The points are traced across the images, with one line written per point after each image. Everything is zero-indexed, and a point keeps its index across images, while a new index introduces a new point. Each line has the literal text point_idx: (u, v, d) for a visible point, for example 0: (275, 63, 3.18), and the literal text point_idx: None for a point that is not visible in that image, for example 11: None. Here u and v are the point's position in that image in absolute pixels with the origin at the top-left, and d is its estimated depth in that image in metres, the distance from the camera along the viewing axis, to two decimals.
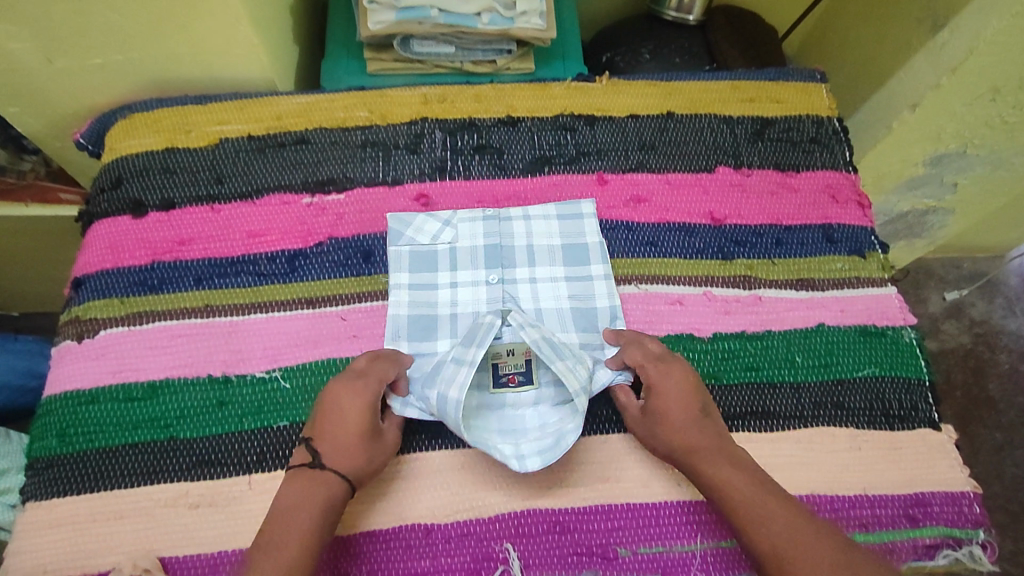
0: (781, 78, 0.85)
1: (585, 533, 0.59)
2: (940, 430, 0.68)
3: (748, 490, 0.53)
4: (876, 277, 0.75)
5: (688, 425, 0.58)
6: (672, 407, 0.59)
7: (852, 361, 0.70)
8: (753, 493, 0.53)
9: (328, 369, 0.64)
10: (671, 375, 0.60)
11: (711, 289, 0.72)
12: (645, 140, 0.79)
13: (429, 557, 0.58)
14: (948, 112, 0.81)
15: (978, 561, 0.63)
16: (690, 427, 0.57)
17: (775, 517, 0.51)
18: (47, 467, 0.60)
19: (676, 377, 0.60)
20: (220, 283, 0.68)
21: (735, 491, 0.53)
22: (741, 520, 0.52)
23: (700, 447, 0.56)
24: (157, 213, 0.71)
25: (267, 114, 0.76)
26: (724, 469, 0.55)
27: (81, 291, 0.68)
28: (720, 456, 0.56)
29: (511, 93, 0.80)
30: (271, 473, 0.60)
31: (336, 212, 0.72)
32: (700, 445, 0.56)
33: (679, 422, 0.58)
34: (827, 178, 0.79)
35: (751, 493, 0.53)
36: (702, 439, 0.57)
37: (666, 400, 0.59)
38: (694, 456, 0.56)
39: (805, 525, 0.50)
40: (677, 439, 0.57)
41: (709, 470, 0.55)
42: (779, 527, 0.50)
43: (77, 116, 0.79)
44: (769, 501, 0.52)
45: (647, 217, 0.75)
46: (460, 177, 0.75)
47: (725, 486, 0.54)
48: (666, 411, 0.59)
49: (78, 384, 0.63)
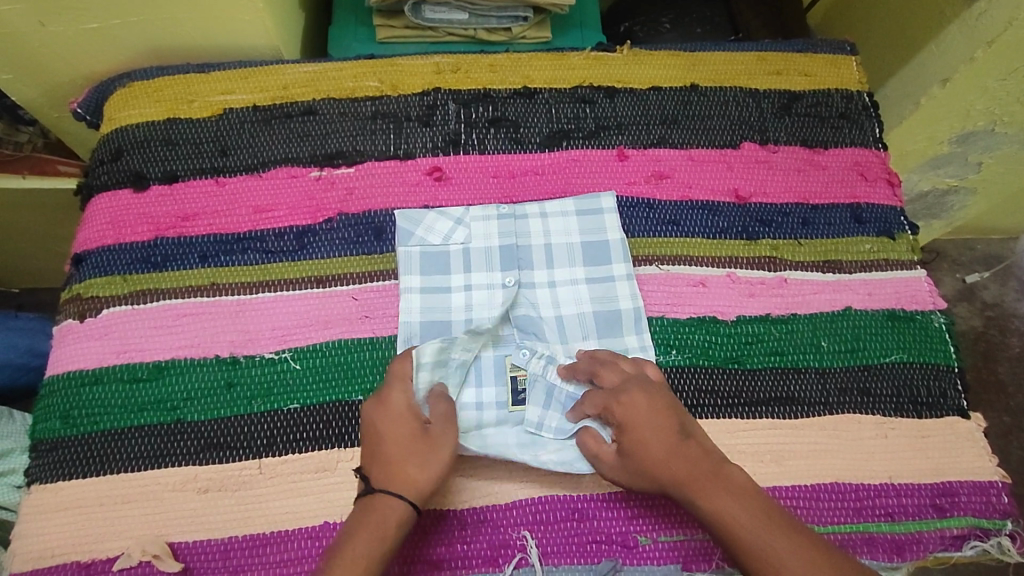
0: (809, 49, 0.81)
1: (605, 521, 0.58)
2: (969, 418, 0.66)
3: (757, 528, 0.49)
4: (905, 259, 0.72)
5: (676, 459, 0.52)
6: (652, 437, 0.53)
7: (880, 346, 0.67)
8: (766, 532, 0.48)
9: (340, 351, 0.62)
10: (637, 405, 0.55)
11: (735, 271, 0.69)
12: (667, 114, 0.75)
13: (445, 544, 0.56)
14: (982, 86, 0.78)
15: (1006, 552, 0.61)
16: (673, 457, 0.52)
17: (793, 561, 0.47)
18: (51, 449, 0.58)
19: (643, 406, 0.55)
20: (226, 261, 0.65)
21: (733, 523, 0.49)
22: (755, 565, 0.48)
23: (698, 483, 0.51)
24: (160, 187, 0.68)
25: (272, 83, 0.73)
26: (725, 504, 0.50)
27: (82, 268, 0.65)
28: (716, 486, 0.51)
29: (528, 63, 0.77)
30: (281, 457, 0.58)
31: (346, 186, 0.69)
32: (696, 479, 0.51)
33: (661, 454, 0.52)
34: (856, 156, 0.76)
35: (761, 531, 0.48)
36: (689, 468, 0.52)
37: (642, 431, 0.54)
38: (690, 491, 0.51)
39: (809, 553, 0.47)
40: (665, 471, 0.52)
41: (709, 508, 0.50)
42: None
43: (74, 84, 0.75)
44: (768, 530, 0.48)
45: (669, 194, 0.72)
46: (474, 152, 0.72)
47: (732, 526, 0.49)
48: (645, 443, 0.53)
49: (81, 364, 0.61)
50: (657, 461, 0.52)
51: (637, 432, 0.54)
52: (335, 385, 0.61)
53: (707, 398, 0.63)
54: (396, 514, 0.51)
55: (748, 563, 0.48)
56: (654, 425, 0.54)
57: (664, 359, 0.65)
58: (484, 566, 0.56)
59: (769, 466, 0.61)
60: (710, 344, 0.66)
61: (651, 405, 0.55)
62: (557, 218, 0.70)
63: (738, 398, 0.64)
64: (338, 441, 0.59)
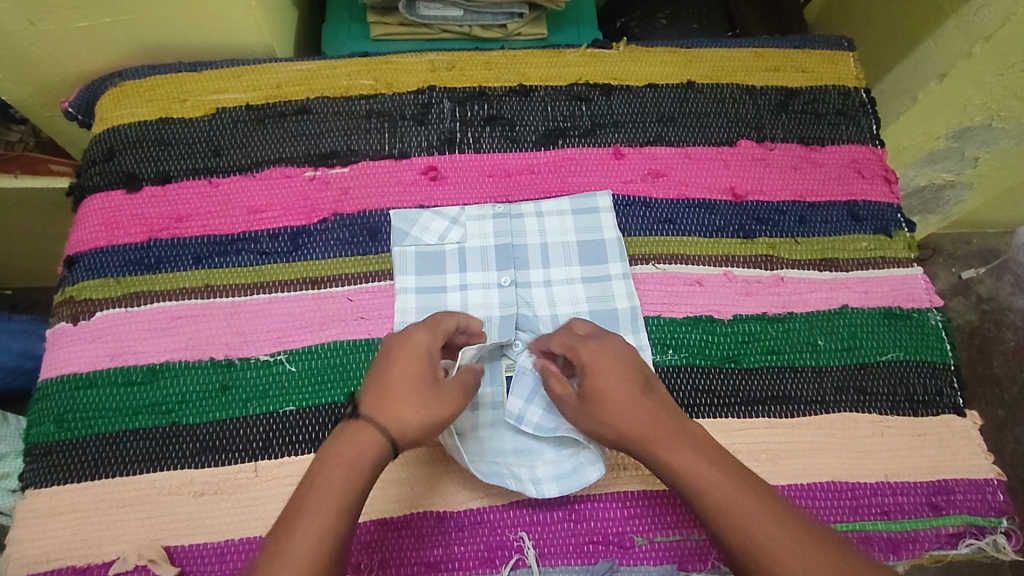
0: (806, 45, 0.81)
1: (602, 522, 0.58)
2: (964, 416, 0.66)
3: (721, 485, 0.49)
4: (902, 257, 0.72)
5: (639, 413, 0.53)
6: (614, 390, 0.54)
7: (876, 344, 0.67)
8: (727, 485, 0.49)
9: (335, 352, 0.62)
10: (604, 353, 0.56)
11: (731, 270, 0.69)
12: (664, 112, 0.75)
13: (442, 546, 0.56)
14: (979, 82, 0.77)
15: (1001, 549, 0.62)
16: (636, 410, 0.53)
17: (754, 513, 0.47)
18: (46, 453, 0.58)
19: (609, 355, 0.56)
20: (220, 262, 0.65)
21: (696, 475, 0.50)
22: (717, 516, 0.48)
23: (660, 434, 0.52)
24: (152, 187, 0.67)
25: (266, 82, 0.72)
26: (690, 457, 0.50)
27: (75, 270, 0.65)
28: (678, 439, 0.51)
29: (523, 60, 0.76)
30: (277, 460, 0.58)
31: (341, 186, 0.69)
32: (659, 433, 0.52)
33: (623, 402, 0.53)
34: (853, 153, 0.76)
35: (724, 483, 0.49)
36: (650, 417, 0.53)
37: (605, 384, 0.54)
38: (652, 445, 0.52)
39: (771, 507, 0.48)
40: (626, 420, 0.53)
41: (672, 462, 0.51)
42: (762, 524, 0.47)
43: (65, 83, 0.75)
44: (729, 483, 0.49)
45: (666, 193, 0.72)
46: (470, 150, 0.71)
47: (694, 478, 0.50)
48: (609, 388, 0.54)
49: (75, 367, 0.60)
50: (619, 415, 0.53)
51: (599, 384, 0.54)
52: (330, 387, 0.61)
53: (704, 398, 0.63)
54: (366, 456, 0.48)
55: (710, 516, 0.48)
56: (617, 379, 0.54)
57: (661, 358, 0.65)
58: (480, 568, 0.56)
59: (765, 465, 0.61)
60: (706, 343, 0.66)
61: (615, 359, 0.56)
62: (553, 217, 0.69)
63: (735, 397, 0.64)
64: None
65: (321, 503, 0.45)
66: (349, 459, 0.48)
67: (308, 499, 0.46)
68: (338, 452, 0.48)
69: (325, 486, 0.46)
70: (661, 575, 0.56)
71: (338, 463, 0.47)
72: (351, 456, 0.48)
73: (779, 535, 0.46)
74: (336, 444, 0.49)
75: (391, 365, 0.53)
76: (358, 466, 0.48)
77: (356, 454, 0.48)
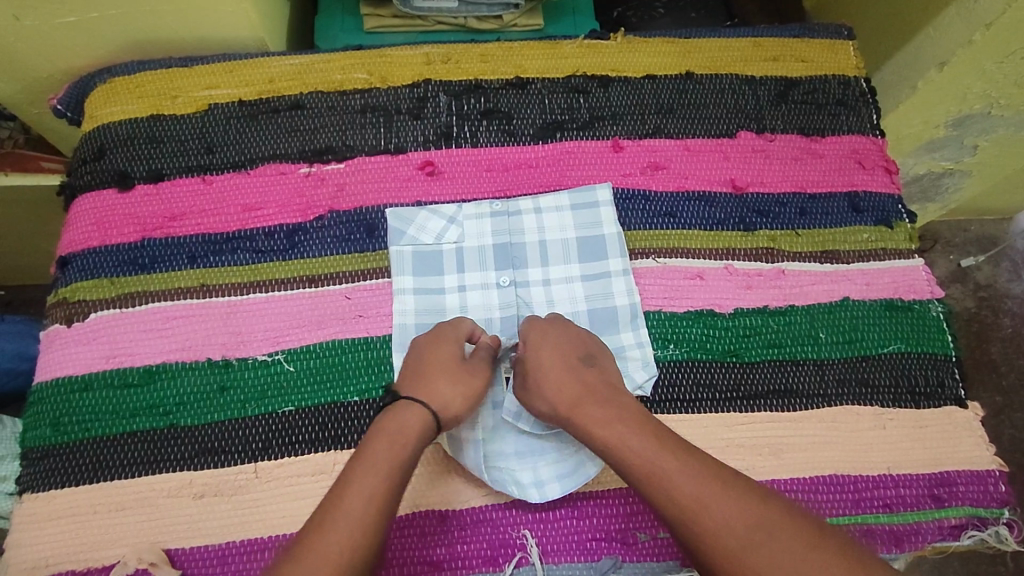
0: (805, 34, 0.80)
1: (604, 519, 0.58)
2: (966, 407, 0.66)
3: (651, 455, 0.48)
4: (903, 248, 0.71)
5: (569, 391, 0.55)
6: (548, 371, 0.56)
7: (878, 336, 0.67)
8: (658, 453, 0.48)
9: (334, 351, 0.61)
10: (546, 335, 0.59)
11: (732, 263, 0.69)
12: (662, 103, 0.74)
13: (445, 545, 0.56)
14: (978, 70, 0.77)
15: (1004, 541, 0.62)
16: (567, 384, 0.55)
17: (681, 477, 0.46)
18: (42, 458, 0.57)
19: (551, 337, 0.59)
20: (215, 261, 0.64)
21: (629, 451, 0.49)
22: (647, 484, 0.47)
23: (585, 408, 0.53)
24: (145, 186, 0.66)
25: (258, 77, 0.71)
26: (622, 429, 0.51)
27: (68, 271, 0.64)
28: (613, 417, 0.52)
29: (520, 52, 0.75)
30: (277, 461, 0.57)
31: (337, 182, 0.68)
32: (586, 408, 0.53)
33: (556, 378, 0.56)
34: (854, 143, 0.75)
35: (656, 455, 0.48)
36: (584, 393, 0.54)
37: (540, 367, 0.57)
38: (579, 420, 0.53)
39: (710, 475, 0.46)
40: (557, 396, 0.55)
41: (602, 434, 0.51)
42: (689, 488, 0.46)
43: (53, 80, 0.73)
44: (662, 453, 0.48)
45: (665, 185, 0.71)
46: (467, 145, 0.70)
47: (624, 447, 0.50)
48: (544, 366, 0.56)
49: (70, 370, 0.60)
50: (552, 394, 0.55)
51: (536, 369, 0.57)
52: (330, 386, 0.60)
53: (706, 392, 0.63)
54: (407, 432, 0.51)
55: (640, 482, 0.48)
56: (553, 360, 0.57)
57: (662, 353, 0.64)
58: (484, 566, 0.56)
59: (767, 459, 0.61)
60: (708, 338, 0.65)
61: (553, 344, 0.58)
62: (552, 213, 0.68)
63: (737, 391, 0.64)
64: (335, 443, 0.58)
65: (327, 559, 0.42)
66: (361, 513, 0.45)
67: (315, 554, 0.43)
68: (341, 505, 0.45)
69: (334, 540, 0.43)
70: (665, 570, 0.56)
71: (344, 518, 0.45)
72: (359, 509, 0.45)
73: (709, 499, 0.45)
74: (340, 496, 0.46)
75: (423, 351, 0.57)
76: (363, 520, 0.45)
77: (395, 434, 0.51)
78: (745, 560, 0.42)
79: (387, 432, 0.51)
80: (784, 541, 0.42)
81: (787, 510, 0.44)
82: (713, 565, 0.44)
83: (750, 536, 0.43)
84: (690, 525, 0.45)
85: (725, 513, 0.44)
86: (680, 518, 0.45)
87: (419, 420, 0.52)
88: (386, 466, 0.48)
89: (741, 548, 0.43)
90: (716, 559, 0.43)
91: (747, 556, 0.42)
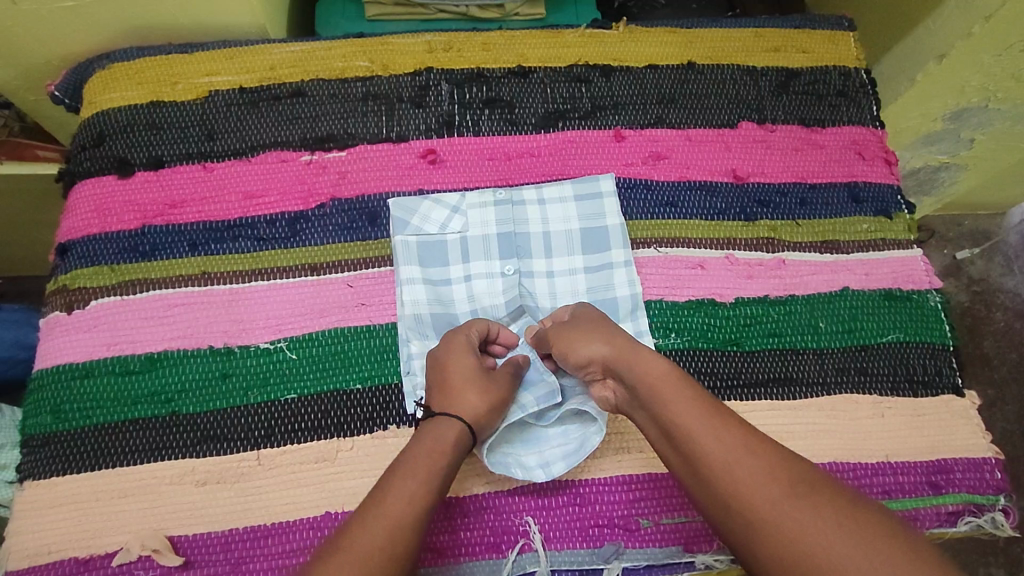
0: (806, 25, 0.80)
1: (606, 505, 0.58)
2: (963, 396, 0.66)
3: (698, 415, 0.48)
4: (902, 239, 0.72)
5: (617, 339, 0.56)
6: (591, 327, 0.57)
7: (877, 326, 0.68)
8: (702, 416, 0.48)
9: (336, 340, 0.61)
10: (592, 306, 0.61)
11: (733, 253, 0.69)
12: (664, 93, 0.74)
13: (449, 532, 0.56)
14: (976, 63, 0.77)
15: (999, 527, 0.62)
16: (620, 340, 0.55)
17: (725, 440, 0.46)
18: (43, 445, 0.57)
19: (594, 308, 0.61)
20: (216, 249, 0.64)
21: (676, 407, 0.49)
22: (685, 441, 0.48)
23: (637, 351, 0.54)
24: (145, 173, 0.66)
25: (259, 64, 0.70)
26: (664, 383, 0.51)
27: (67, 258, 0.63)
28: (667, 376, 0.51)
29: (522, 40, 0.74)
30: (280, 448, 0.57)
31: (338, 170, 0.67)
32: (636, 352, 0.54)
33: (608, 334, 0.56)
34: (854, 134, 0.75)
35: (701, 416, 0.48)
36: (637, 350, 0.54)
37: (586, 325, 0.58)
38: (626, 364, 0.53)
39: (760, 447, 0.46)
40: (611, 348, 0.55)
41: (643, 383, 0.52)
42: (733, 451, 0.46)
43: (51, 66, 0.72)
44: (710, 415, 0.48)
45: (667, 175, 0.71)
46: (469, 133, 0.70)
47: (666, 401, 0.50)
48: (596, 326, 0.58)
49: (71, 357, 0.59)
50: (600, 341, 0.56)
51: (581, 326, 0.58)
52: (333, 373, 0.60)
53: (706, 381, 0.63)
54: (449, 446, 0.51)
55: (678, 437, 0.48)
56: (600, 321, 0.58)
57: (664, 342, 0.65)
58: (486, 553, 0.56)
59: None
60: (709, 327, 0.66)
61: (594, 313, 0.60)
62: (556, 204, 0.68)
63: (738, 380, 0.64)
64: (338, 431, 0.58)
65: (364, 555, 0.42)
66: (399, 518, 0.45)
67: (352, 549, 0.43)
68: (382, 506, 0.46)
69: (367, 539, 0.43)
70: (666, 556, 0.57)
71: (383, 519, 0.45)
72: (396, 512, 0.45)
73: (747, 457, 0.45)
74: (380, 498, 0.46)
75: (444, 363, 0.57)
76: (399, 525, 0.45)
77: (428, 445, 0.51)
78: (775, 516, 0.42)
79: (424, 444, 0.51)
80: (819, 500, 0.42)
81: (824, 477, 0.45)
82: (745, 522, 0.44)
83: (783, 492, 0.43)
84: (724, 480, 0.45)
85: (763, 472, 0.44)
86: (714, 473, 0.46)
87: (446, 433, 0.52)
88: (420, 478, 0.48)
89: (776, 504, 0.43)
90: (747, 516, 0.43)
91: (778, 511, 0.42)
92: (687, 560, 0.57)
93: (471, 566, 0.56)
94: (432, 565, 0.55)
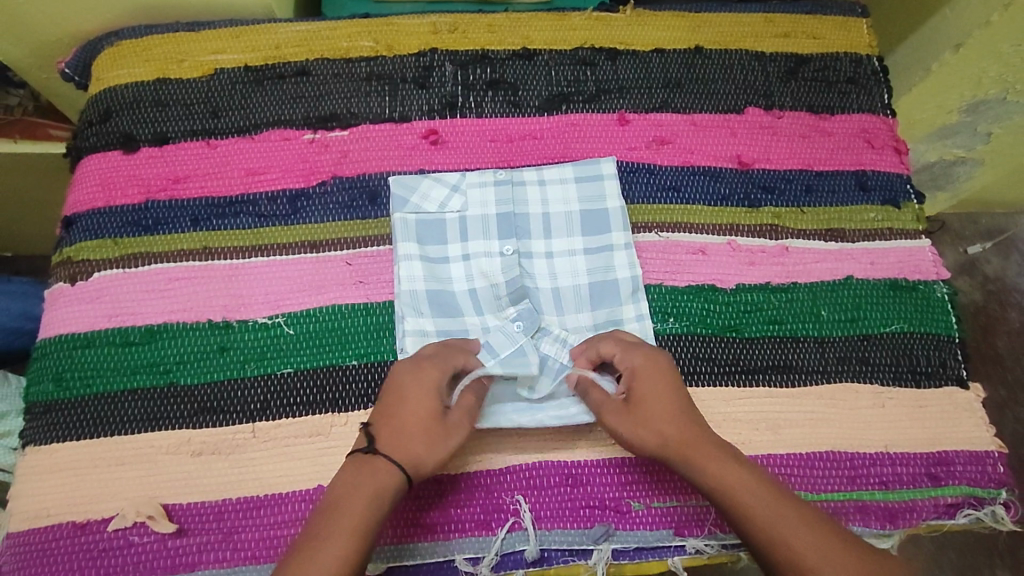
0: (818, 11, 0.79)
1: (598, 487, 0.58)
2: (967, 388, 0.65)
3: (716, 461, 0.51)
4: (910, 228, 0.71)
5: (678, 423, 0.53)
6: (655, 404, 0.54)
7: (881, 315, 0.67)
8: (720, 462, 0.51)
9: (333, 317, 0.61)
10: (645, 373, 0.56)
11: (735, 239, 0.68)
12: (671, 78, 0.73)
13: (440, 508, 0.57)
14: (994, 53, 0.75)
15: (1000, 521, 0.61)
16: (665, 414, 0.54)
17: (743, 483, 0.50)
18: (45, 412, 0.58)
19: (647, 374, 0.56)
20: (218, 224, 0.64)
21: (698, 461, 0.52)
22: (707, 487, 0.51)
23: (700, 443, 0.52)
24: (150, 148, 0.67)
25: (264, 43, 0.71)
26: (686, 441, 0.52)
27: (72, 231, 0.64)
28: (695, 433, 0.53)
29: (528, 23, 0.74)
30: (275, 422, 0.58)
31: (340, 149, 0.68)
32: (687, 431, 0.53)
33: (658, 412, 0.54)
34: (864, 122, 0.74)
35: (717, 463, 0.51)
36: (675, 422, 0.53)
37: (645, 393, 0.55)
38: (674, 441, 0.52)
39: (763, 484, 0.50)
40: (660, 426, 0.53)
41: (677, 443, 0.52)
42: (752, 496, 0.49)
43: (61, 43, 0.73)
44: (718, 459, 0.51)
45: (671, 160, 0.70)
46: (472, 115, 0.70)
47: (697, 457, 0.52)
48: (646, 400, 0.55)
49: (74, 327, 0.60)
50: (663, 424, 0.53)
51: (643, 405, 0.54)
52: (329, 350, 0.60)
53: (704, 365, 0.63)
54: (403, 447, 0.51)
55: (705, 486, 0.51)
56: (657, 376, 0.56)
57: (662, 326, 0.64)
58: (477, 530, 0.56)
59: (765, 434, 0.61)
60: (708, 312, 0.65)
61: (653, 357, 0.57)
62: (556, 185, 0.68)
63: (736, 366, 0.63)
64: (333, 406, 0.59)
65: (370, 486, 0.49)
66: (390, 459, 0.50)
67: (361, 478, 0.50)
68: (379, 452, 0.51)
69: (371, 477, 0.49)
70: (657, 539, 0.57)
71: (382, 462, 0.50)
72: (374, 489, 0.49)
73: (761, 496, 0.49)
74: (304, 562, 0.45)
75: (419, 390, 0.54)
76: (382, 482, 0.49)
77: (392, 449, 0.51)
78: (796, 548, 0.46)
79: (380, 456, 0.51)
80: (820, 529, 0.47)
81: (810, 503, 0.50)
82: (768, 559, 0.48)
83: (796, 520, 0.48)
84: (748, 520, 0.49)
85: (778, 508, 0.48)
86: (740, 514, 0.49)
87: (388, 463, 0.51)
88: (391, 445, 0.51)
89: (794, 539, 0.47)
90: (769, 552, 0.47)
91: (799, 544, 0.47)
92: (678, 544, 0.57)
93: (460, 542, 0.56)
94: (421, 540, 0.56)
